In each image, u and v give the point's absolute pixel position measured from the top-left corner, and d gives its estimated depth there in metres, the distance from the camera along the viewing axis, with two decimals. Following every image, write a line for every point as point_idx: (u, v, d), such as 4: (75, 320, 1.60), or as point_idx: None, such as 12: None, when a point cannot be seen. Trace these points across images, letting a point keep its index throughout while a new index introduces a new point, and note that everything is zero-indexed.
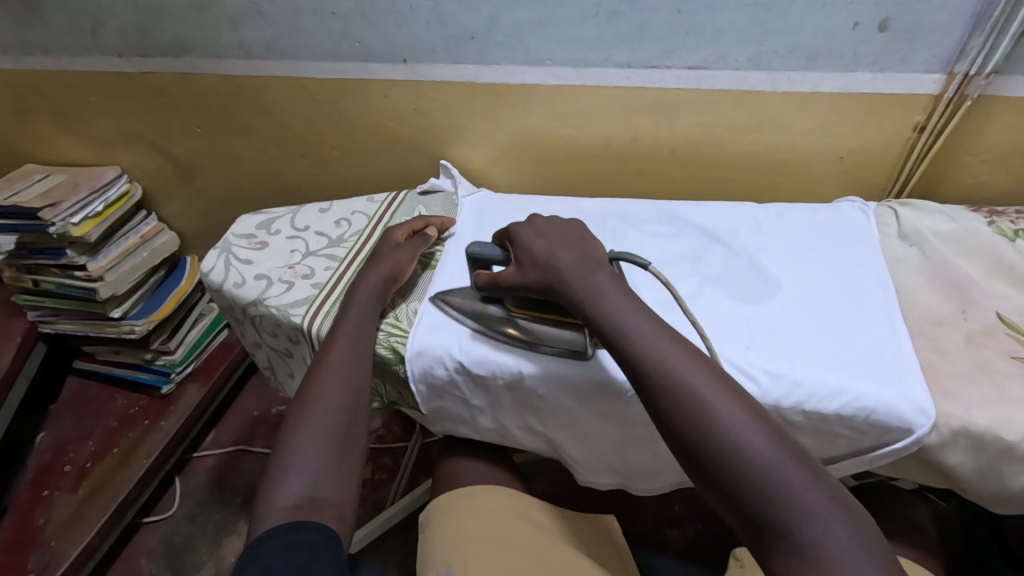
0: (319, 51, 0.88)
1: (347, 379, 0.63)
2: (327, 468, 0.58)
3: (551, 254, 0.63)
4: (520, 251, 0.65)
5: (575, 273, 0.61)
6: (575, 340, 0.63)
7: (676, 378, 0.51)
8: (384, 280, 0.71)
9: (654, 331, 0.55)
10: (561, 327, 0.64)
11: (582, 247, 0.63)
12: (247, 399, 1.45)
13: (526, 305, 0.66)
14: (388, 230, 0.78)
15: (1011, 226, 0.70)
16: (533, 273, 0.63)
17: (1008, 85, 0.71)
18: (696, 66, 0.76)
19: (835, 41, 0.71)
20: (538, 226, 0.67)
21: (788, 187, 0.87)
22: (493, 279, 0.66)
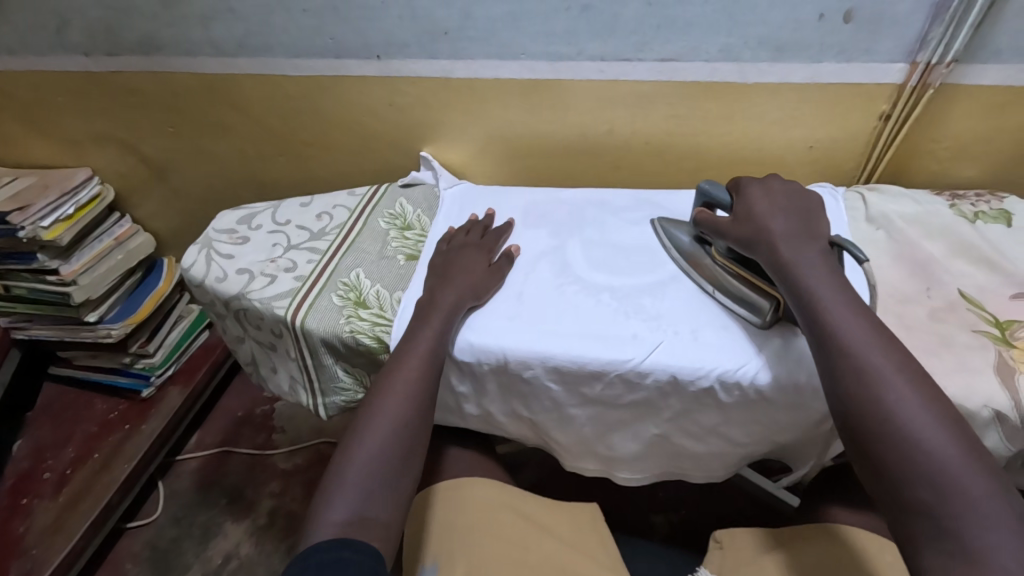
0: (292, 47, 0.88)
1: (413, 395, 0.61)
2: (382, 488, 0.57)
3: (770, 218, 0.62)
4: (743, 207, 0.64)
5: (790, 241, 0.60)
6: (758, 310, 0.62)
7: (843, 334, 0.53)
8: (466, 295, 0.67)
9: (832, 289, 0.56)
10: (757, 291, 0.63)
11: (807, 218, 0.62)
12: (230, 400, 1.44)
13: (733, 257, 0.65)
14: (469, 251, 0.73)
15: (970, 208, 0.73)
16: (745, 228, 0.62)
17: (968, 74, 0.73)
18: (668, 58, 0.77)
19: (801, 33, 0.72)
20: (773, 187, 0.65)
21: (761, 175, 0.89)
22: (709, 224, 0.66)
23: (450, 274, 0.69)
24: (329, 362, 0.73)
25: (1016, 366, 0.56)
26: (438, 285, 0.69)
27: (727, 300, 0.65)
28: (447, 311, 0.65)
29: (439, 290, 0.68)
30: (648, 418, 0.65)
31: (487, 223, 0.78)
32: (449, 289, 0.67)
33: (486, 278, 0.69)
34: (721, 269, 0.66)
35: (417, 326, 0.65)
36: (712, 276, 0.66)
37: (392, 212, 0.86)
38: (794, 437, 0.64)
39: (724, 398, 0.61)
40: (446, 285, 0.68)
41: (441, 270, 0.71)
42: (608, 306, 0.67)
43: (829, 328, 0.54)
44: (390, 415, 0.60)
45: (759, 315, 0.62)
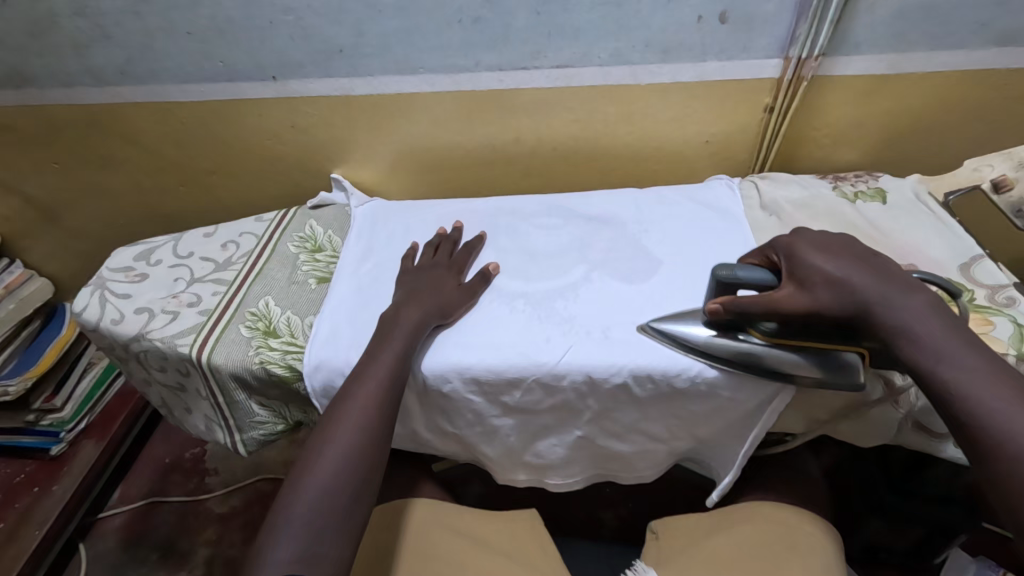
0: (180, 73, 0.84)
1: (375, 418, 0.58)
2: (333, 523, 0.54)
3: (845, 270, 0.54)
4: (800, 267, 0.56)
5: (878, 293, 0.52)
6: (847, 376, 0.58)
7: (920, 334, 0.51)
8: (433, 313, 0.65)
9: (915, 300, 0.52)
10: (831, 361, 0.58)
11: (879, 268, 0.55)
12: (154, 447, 1.35)
13: (788, 334, 0.57)
14: (442, 271, 0.70)
15: (851, 189, 0.78)
16: (826, 294, 0.54)
17: (836, 66, 0.79)
18: (563, 65, 0.79)
19: (684, 34, 0.76)
20: (814, 239, 0.59)
21: (665, 171, 0.92)
22: (756, 307, 0.57)
23: (417, 292, 0.67)
24: (242, 398, 0.70)
25: None
26: (404, 300, 0.66)
27: (807, 379, 0.58)
28: (407, 334, 0.62)
29: (401, 317, 0.64)
30: (571, 419, 0.66)
31: (456, 237, 0.76)
32: (414, 307, 0.65)
33: (456, 298, 0.67)
34: (786, 352, 0.58)
35: (377, 349, 0.62)
36: (765, 364, 0.59)
37: (302, 235, 0.83)
38: (710, 424, 0.66)
39: (639, 393, 0.63)
40: (413, 303, 0.66)
41: (410, 287, 0.68)
42: (523, 312, 0.67)
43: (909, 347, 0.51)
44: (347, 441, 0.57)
45: (851, 377, 0.58)
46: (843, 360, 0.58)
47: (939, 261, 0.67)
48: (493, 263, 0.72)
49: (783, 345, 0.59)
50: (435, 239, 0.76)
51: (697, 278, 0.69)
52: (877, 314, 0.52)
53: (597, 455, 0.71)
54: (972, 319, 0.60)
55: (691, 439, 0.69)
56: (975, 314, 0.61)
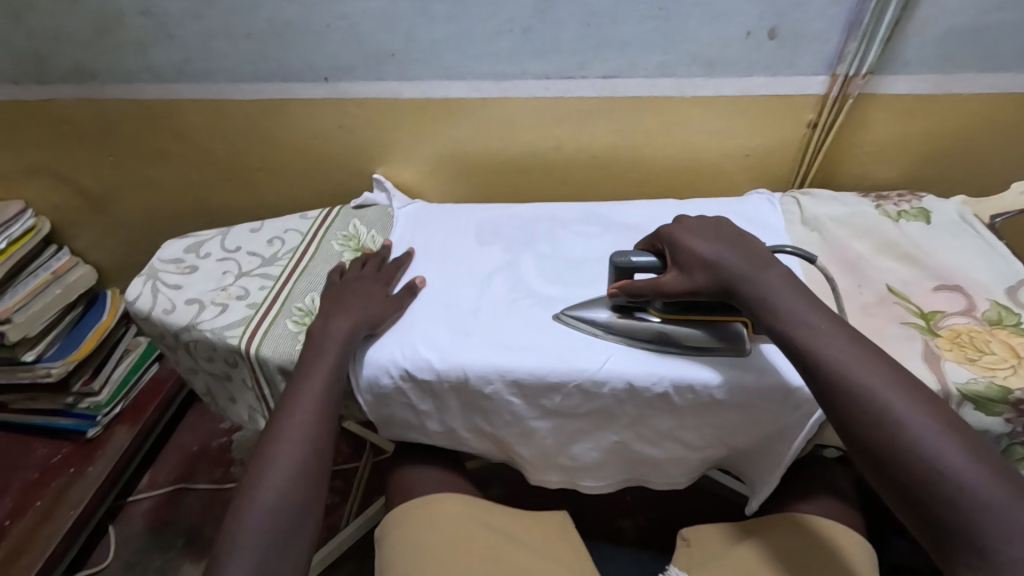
0: (234, 73, 0.87)
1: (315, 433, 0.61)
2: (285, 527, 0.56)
3: (717, 253, 0.59)
4: (682, 253, 0.62)
5: (744, 271, 0.58)
6: (733, 342, 0.63)
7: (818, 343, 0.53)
8: (364, 321, 0.67)
9: (800, 301, 0.56)
10: (712, 330, 0.64)
11: (743, 245, 0.60)
12: (183, 435, 1.38)
13: (675, 310, 0.64)
14: (372, 283, 0.72)
15: (893, 208, 0.78)
16: (702, 276, 0.59)
17: (883, 84, 0.79)
18: (609, 75, 0.80)
19: (731, 49, 0.76)
20: (692, 225, 0.64)
21: (703, 184, 0.93)
22: (649, 290, 0.62)
23: (344, 304, 0.69)
24: None
25: (941, 351, 0.60)
26: (335, 312, 0.69)
27: (697, 348, 0.63)
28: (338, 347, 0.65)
29: (333, 325, 0.67)
30: (607, 424, 0.67)
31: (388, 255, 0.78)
32: (343, 317, 0.67)
33: (384, 309, 0.69)
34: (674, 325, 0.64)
35: (309, 365, 0.65)
36: (658, 334, 0.64)
37: (345, 234, 0.85)
38: (747, 437, 0.66)
39: (678, 402, 0.63)
40: (342, 314, 0.68)
41: (336, 301, 0.70)
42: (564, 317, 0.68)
43: (816, 352, 0.53)
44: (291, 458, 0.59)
45: (738, 343, 0.63)
46: (731, 330, 0.64)
47: (984, 283, 0.67)
48: (420, 277, 0.74)
49: (670, 319, 0.65)
50: (365, 257, 0.78)
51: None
52: (745, 292, 0.57)
53: (630, 461, 0.71)
54: (1019, 343, 0.60)
55: (725, 450, 0.69)
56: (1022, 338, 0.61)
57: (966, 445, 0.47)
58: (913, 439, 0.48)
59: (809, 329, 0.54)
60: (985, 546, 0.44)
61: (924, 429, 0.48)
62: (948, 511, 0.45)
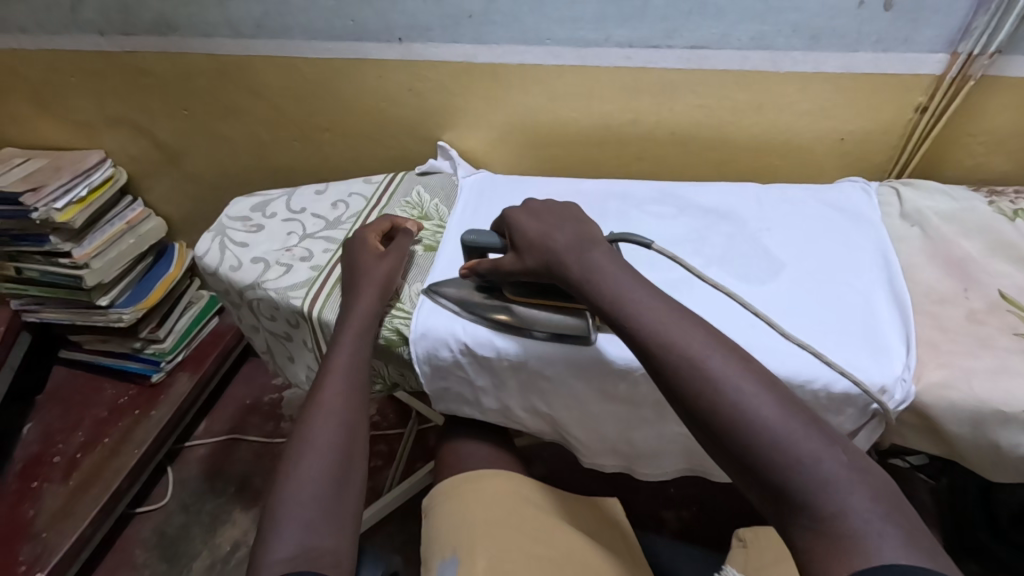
0: (310, 30, 0.86)
1: (341, 418, 0.61)
2: (325, 509, 0.55)
3: (548, 234, 0.60)
4: (515, 233, 0.62)
5: (569, 249, 0.58)
6: (579, 325, 0.61)
7: (649, 320, 0.52)
8: (382, 295, 0.67)
9: (622, 275, 0.56)
10: (561, 313, 0.62)
11: (574, 226, 0.61)
12: (239, 387, 1.43)
13: (524, 292, 0.63)
14: (364, 237, 0.73)
15: (1010, 205, 0.70)
16: (534, 257, 0.60)
17: (1010, 66, 0.71)
18: (699, 46, 0.75)
19: (839, 20, 0.70)
20: (536, 210, 0.64)
21: (787, 169, 0.86)
22: (494, 269, 0.63)
23: (357, 283, 0.68)
24: None
25: None
26: (353, 294, 0.67)
27: (538, 331, 0.62)
28: (357, 327, 0.65)
29: (350, 305, 0.67)
30: (671, 416, 0.64)
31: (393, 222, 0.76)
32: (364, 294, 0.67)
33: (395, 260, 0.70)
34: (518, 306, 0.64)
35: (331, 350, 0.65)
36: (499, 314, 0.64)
37: (409, 201, 0.84)
38: None
39: None
40: (358, 294, 0.67)
41: (348, 282, 0.69)
42: None
43: (650, 329, 0.51)
44: (321, 440, 0.59)
45: (584, 328, 0.61)
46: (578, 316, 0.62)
47: None
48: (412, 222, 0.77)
49: (516, 301, 0.64)
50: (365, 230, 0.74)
51: (820, 297, 0.63)
52: (569, 269, 0.58)
53: (691, 455, 0.68)
54: None
55: None
56: None
57: (786, 405, 0.46)
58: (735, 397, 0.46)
59: (637, 308, 0.53)
60: (812, 501, 0.42)
61: (757, 397, 0.46)
62: (775, 470, 0.43)
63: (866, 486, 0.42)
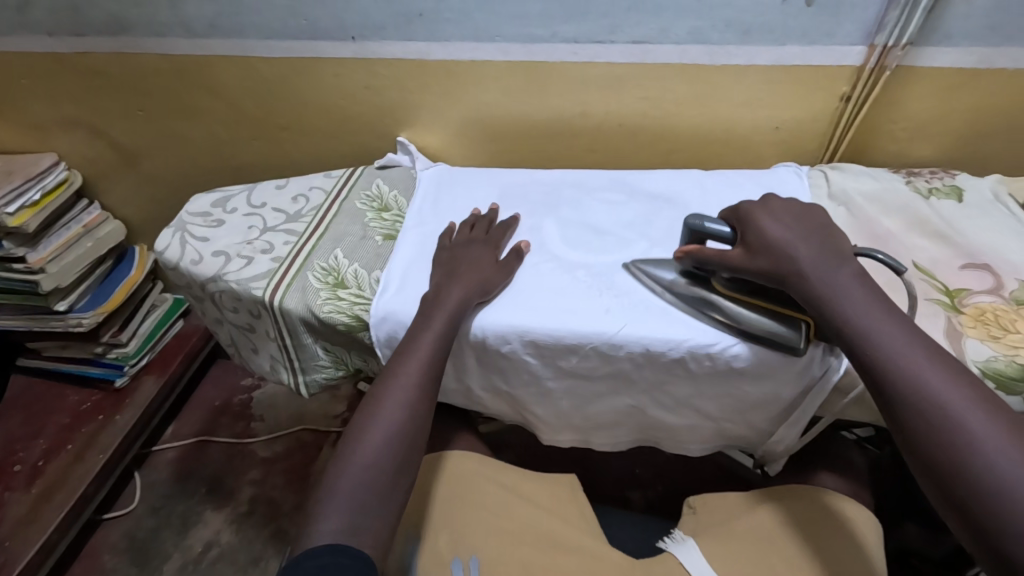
0: (265, 29, 0.87)
1: (410, 411, 0.61)
2: (376, 496, 0.57)
3: (787, 241, 0.59)
4: (751, 231, 0.62)
5: (814, 262, 0.57)
6: (790, 333, 0.60)
7: (891, 338, 0.52)
8: (475, 292, 0.66)
9: (862, 288, 0.56)
10: (776, 318, 0.60)
11: (818, 237, 0.60)
12: (207, 389, 1.43)
13: (738, 289, 0.62)
14: (477, 250, 0.71)
15: (925, 185, 0.76)
16: (766, 260, 0.59)
17: (922, 57, 0.76)
18: (639, 41, 0.79)
19: (766, 15, 0.75)
20: (777, 207, 0.63)
21: (729, 156, 0.91)
22: (717, 258, 0.62)
23: (456, 270, 0.68)
24: (309, 341, 0.74)
25: (964, 328, 0.59)
26: (447, 279, 0.68)
27: (748, 334, 0.61)
28: (450, 312, 0.64)
29: (434, 297, 0.66)
30: (621, 388, 0.68)
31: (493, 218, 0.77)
32: (455, 286, 0.66)
33: (495, 274, 0.68)
34: (736, 306, 0.62)
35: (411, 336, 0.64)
36: (717, 313, 0.62)
37: (369, 195, 0.86)
38: (762, 407, 0.67)
39: (694, 368, 0.63)
40: (454, 282, 0.67)
41: (446, 267, 0.69)
42: (584, 282, 0.69)
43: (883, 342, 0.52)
44: (385, 429, 0.60)
45: (793, 338, 0.59)
46: (793, 325, 0.60)
47: (1014, 263, 0.66)
48: (525, 242, 0.73)
49: (732, 298, 0.62)
50: (470, 220, 0.77)
51: None
52: (809, 284, 0.57)
53: (643, 426, 0.72)
54: None
55: (743, 422, 0.69)
56: None
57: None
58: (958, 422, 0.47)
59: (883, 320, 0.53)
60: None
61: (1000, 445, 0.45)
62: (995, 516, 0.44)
63: None
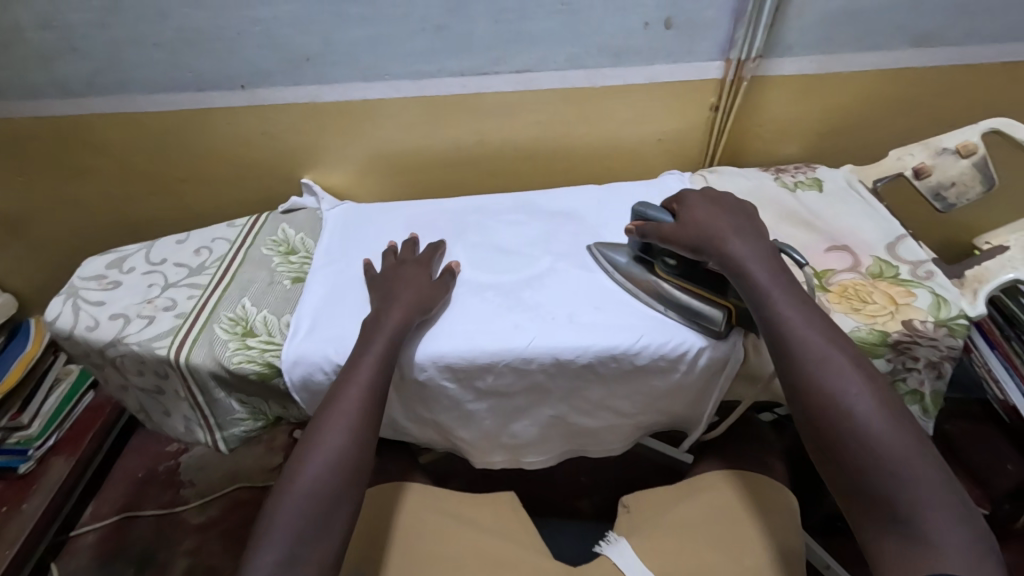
0: (149, 83, 0.85)
1: (350, 435, 0.60)
2: (314, 526, 0.57)
3: (712, 219, 0.66)
4: (684, 213, 0.68)
5: (730, 236, 0.64)
6: (712, 321, 0.65)
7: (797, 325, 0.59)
8: (414, 312, 0.67)
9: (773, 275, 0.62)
10: (706, 302, 0.66)
11: (745, 221, 0.67)
12: (129, 460, 1.33)
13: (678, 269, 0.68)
14: (415, 271, 0.72)
15: (791, 179, 0.85)
16: (691, 232, 0.66)
17: (773, 67, 0.85)
18: (523, 70, 0.84)
19: (633, 40, 0.81)
20: (705, 197, 0.70)
21: (622, 169, 0.97)
22: (654, 237, 0.68)
23: (393, 292, 0.69)
24: (223, 395, 0.72)
25: (831, 305, 0.66)
26: (387, 302, 0.68)
27: (680, 314, 0.67)
28: (391, 334, 0.64)
29: (378, 321, 0.66)
30: (542, 400, 0.70)
31: (416, 243, 0.78)
32: (396, 307, 0.67)
33: (432, 293, 0.69)
34: (673, 287, 0.68)
35: (354, 361, 0.63)
36: (656, 291, 0.69)
37: (275, 239, 0.85)
38: (673, 398, 0.71)
39: (604, 371, 0.67)
40: (393, 304, 0.67)
41: (383, 290, 0.70)
42: (493, 301, 0.71)
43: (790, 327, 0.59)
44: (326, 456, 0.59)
45: (714, 327, 0.65)
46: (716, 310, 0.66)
47: (869, 241, 0.74)
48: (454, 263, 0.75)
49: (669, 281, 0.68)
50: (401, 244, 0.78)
51: None
52: (723, 250, 0.64)
53: (568, 433, 0.75)
54: (897, 292, 0.67)
55: (658, 415, 0.73)
56: (900, 287, 0.67)
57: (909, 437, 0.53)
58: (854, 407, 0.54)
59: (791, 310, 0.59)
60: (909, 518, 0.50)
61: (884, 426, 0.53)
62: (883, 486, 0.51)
63: (957, 524, 0.49)
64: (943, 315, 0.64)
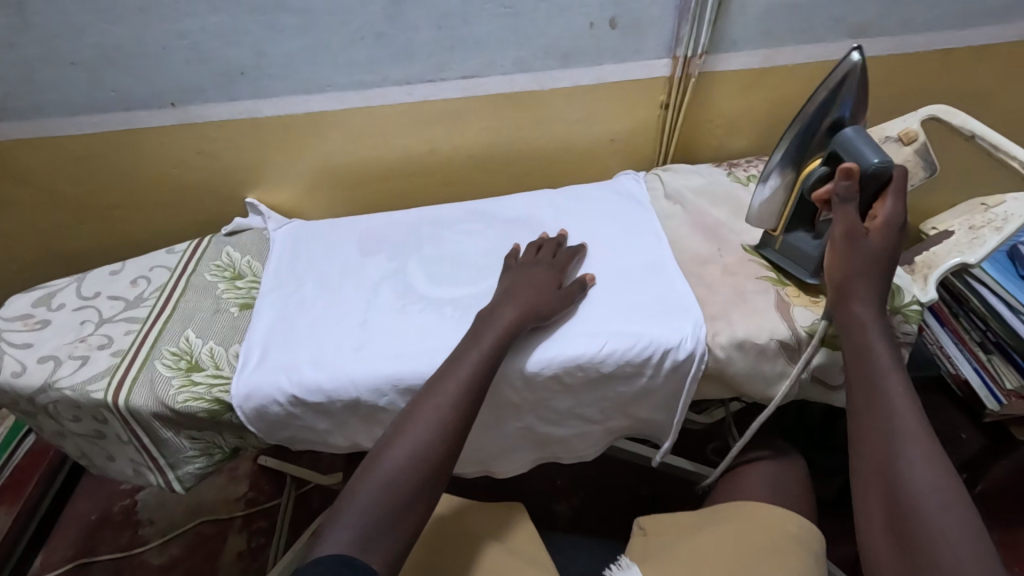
0: (69, 104, 0.79)
1: (442, 422, 0.56)
2: (389, 514, 0.51)
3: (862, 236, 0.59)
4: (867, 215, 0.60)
5: (854, 257, 0.59)
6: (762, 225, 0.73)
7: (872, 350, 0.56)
8: (531, 315, 0.64)
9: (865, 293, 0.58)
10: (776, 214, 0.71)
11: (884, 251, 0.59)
12: (78, 504, 1.25)
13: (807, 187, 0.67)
14: (545, 274, 0.69)
15: (743, 173, 0.85)
16: (843, 232, 0.60)
17: (719, 62, 0.85)
18: (470, 75, 0.82)
19: (579, 41, 0.80)
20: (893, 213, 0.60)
21: (576, 170, 0.96)
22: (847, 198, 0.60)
23: (517, 287, 0.67)
24: (170, 436, 0.68)
25: (791, 299, 0.69)
26: (506, 295, 0.66)
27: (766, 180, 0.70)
28: (503, 330, 0.62)
29: (494, 322, 0.63)
30: (509, 415, 0.69)
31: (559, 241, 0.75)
32: (511, 304, 0.65)
33: (552, 300, 0.66)
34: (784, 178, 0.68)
35: (458, 358, 0.60)
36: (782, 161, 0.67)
37: (218, 264, 0.81)
38: (641, 403, 0.70)
39: (570, 381, 0.66)
40: (509, 302, 0.65)
41: (510, 284, 0.68)
42: (453, 317, 0.69)
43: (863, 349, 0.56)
44: (416, 441, 0.55)
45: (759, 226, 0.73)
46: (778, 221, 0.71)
47: None
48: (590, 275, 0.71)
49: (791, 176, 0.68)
50: (538, 241, 0.75)
51: (614, 279, 0.72)
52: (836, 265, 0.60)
53: (538, 444, 0.73)
54: None
55: (628, 419, 0.72)
56: None
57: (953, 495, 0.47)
58: (907, 449, 0.50)
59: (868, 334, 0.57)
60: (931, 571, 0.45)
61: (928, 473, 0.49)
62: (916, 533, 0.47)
63: None
64: (897, 303, 0.65)
